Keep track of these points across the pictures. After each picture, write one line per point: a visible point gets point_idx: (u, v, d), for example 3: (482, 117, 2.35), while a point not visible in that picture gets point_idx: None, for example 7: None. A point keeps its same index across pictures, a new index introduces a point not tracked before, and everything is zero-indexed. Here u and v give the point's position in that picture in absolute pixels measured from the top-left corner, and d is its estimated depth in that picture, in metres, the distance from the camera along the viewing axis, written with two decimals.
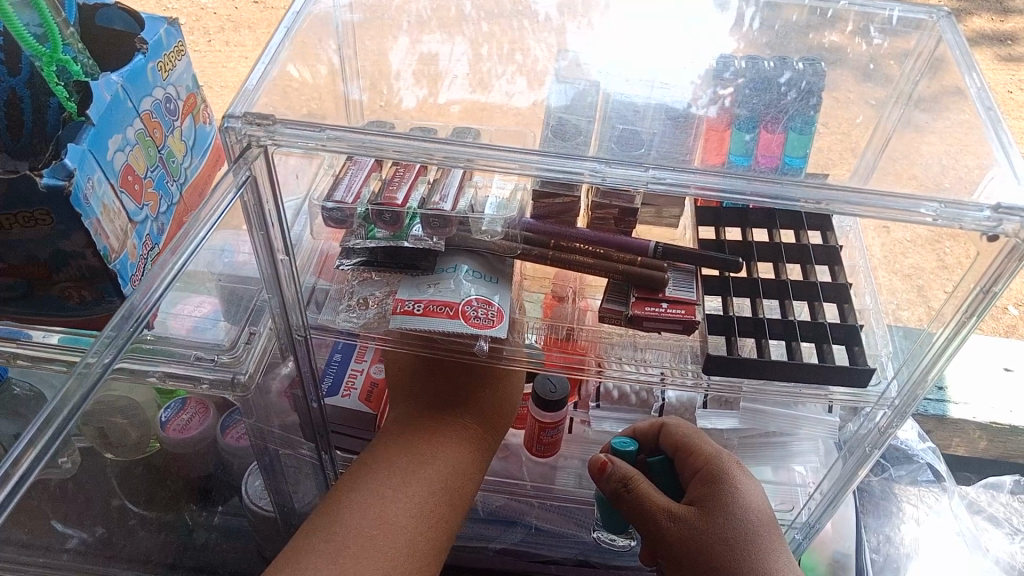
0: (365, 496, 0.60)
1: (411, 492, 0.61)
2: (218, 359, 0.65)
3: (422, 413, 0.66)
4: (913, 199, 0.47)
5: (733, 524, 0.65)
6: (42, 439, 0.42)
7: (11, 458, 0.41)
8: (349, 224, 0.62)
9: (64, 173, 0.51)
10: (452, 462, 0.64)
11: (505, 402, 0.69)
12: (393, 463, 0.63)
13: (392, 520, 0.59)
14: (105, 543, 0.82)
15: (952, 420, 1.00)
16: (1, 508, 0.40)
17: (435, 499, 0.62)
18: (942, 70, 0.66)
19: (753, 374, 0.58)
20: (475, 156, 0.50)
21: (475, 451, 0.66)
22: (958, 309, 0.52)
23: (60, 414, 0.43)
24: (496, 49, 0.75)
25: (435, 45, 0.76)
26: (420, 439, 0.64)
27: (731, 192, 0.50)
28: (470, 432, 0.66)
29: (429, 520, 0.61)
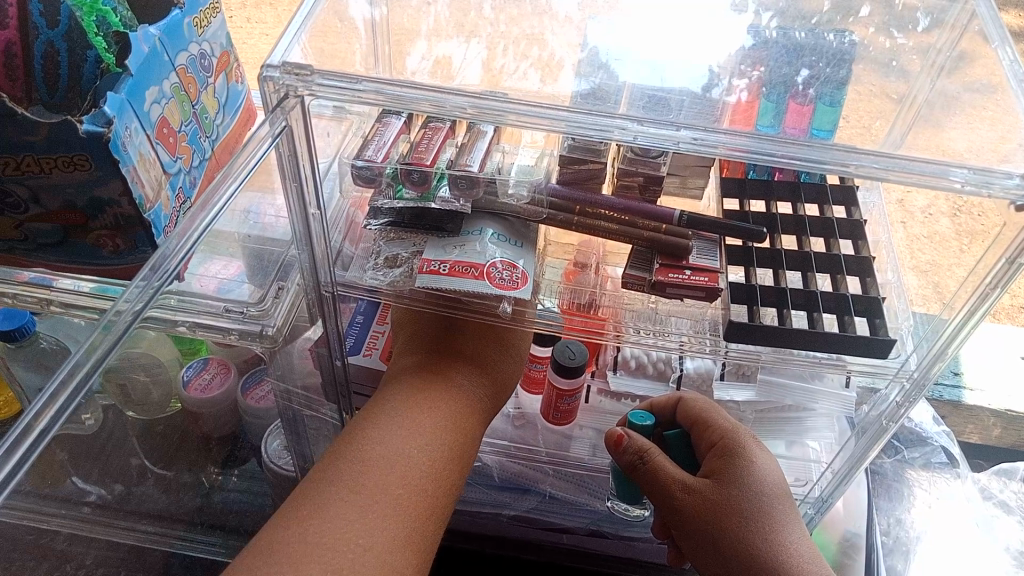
0: (388, 449, 0.59)
1: (430, 448, 0.61)
2: (247, 311, 0.66)
3: (438, 371, 0.66)
4: (943, 165, 0.47)
5: (754, 496, 0.65)
6: (67, 389, 0.44)
7: (34, 410, 0.42)
8: (377, 182, 0.62)
9: (103, 120, 0.52)
10: (464, 423, 0.64)
11: (511, 370, 0.70)
12: (411, 418, 0.62)
13: (415, 477, 0.59)
14: (123, 498, 0.81)
15: (966, 407, 1.00)
16: (26, 458, 0.42)
17: (451, 458, 0.62)
18: (970, 47, 0.66)
19: (773, 342, 0.59)
20: (508, 113, 0.51)
21: (481, 415, 0.67)
22: (981, 280, 0.52)
23: (86, 364, 0.44)
24: (511, 46, 0.75)
25: (450, 48, 0.75)
26: (437, 396, 0.64)
27: (760, 155, 0.50)
28: (480, 394, 0.67)
29: (445, 480, 0.61)
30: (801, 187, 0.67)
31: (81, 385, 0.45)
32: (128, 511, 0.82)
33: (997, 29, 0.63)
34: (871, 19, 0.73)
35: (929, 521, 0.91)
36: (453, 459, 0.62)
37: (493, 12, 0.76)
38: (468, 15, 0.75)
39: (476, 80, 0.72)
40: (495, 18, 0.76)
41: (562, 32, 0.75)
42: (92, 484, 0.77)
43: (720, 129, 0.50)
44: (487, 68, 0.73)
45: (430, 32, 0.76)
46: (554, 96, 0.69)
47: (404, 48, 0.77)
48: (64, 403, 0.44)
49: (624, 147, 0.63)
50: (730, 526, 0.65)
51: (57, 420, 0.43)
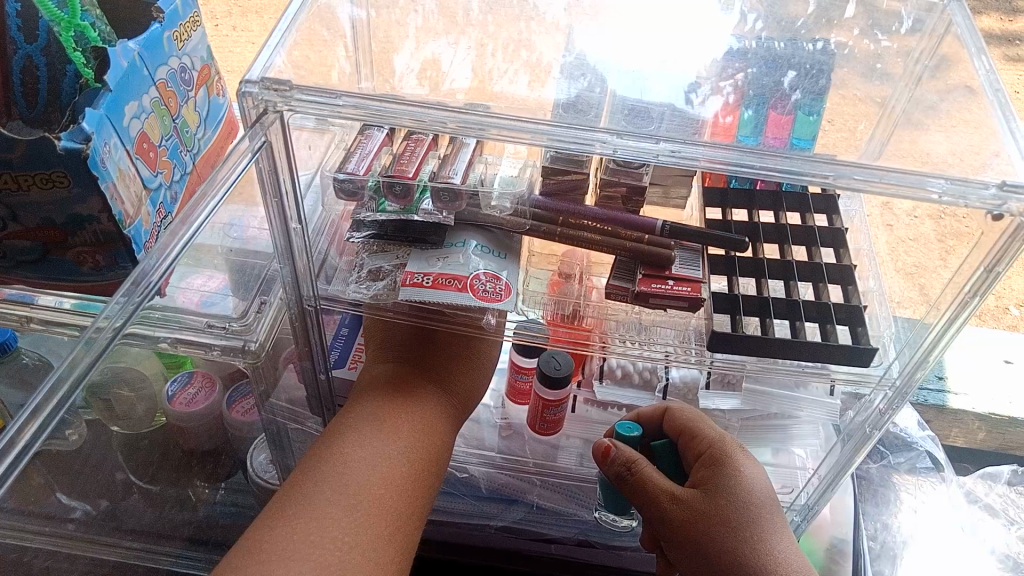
0: (369, 451, 0.59)
1: (410, 449, 0.61)
2: (229, 326, 0.65)
3: (414, 372, 0.66)
4: (921, 176, 0.48)
5: (740, 495, 0.66)
6: (47, 407, 0.43)
7: (15, 426, 0.42)
8: (360, 196, 0.62)
9: (82, 136, 0.51)
10: (440, 425, 0.65)
11: (483, 372, 0.71)
12: (390, 421, 0.62)
13: (397, 477, 0.59)
14: (109, 515, 0.81)
15: (951, 410, 1.01)
16: (4, 478, 0.42)
17: (430, 459, 0.62)
18: (948, 56, 0.67)
19: (756, 351, 0.59)
20: (490, 127, 0.51)
21: (455, 416, 0.67)
22: (962, 289, 0.53)
23: (65, 384, 0.44)
24: (500, 49, 0.74)
25: (439, 47, 0.75)
26: (414, 397, 0.65)
27: (741, 167, 0.50)
28: (453, 396, 0.68)
29: (424, 482, 0.61)
30: (783, 197, 0.67)
31: (61, 403, 0.44)
32: (114, 528, 0.81)
33: (973, 39, 0.64)
34: (856, 20, 0.74)
35: (916, 525, 0.91)
36: (431, 461, 0.63)
37: (482, 14, 0.75)
38: (458, 17, 0.75)
39: (465, 85, 0.72)
40: (484, 21, 0.75)
41: (552, 36, 0.75)
42: (75, 501, 0.77)
43: (700, 142, 0.51)
44: (476, 73, 0.73)
45: (417, 35, 0.75)
46: (540, 103, 0.70)
47: (390, 53, 0.77)
48: (45, 419, 0.43)
49: (607, 158, 0.63)
50: (716, 524, 0.65)
51: (38, 436, 0.43)
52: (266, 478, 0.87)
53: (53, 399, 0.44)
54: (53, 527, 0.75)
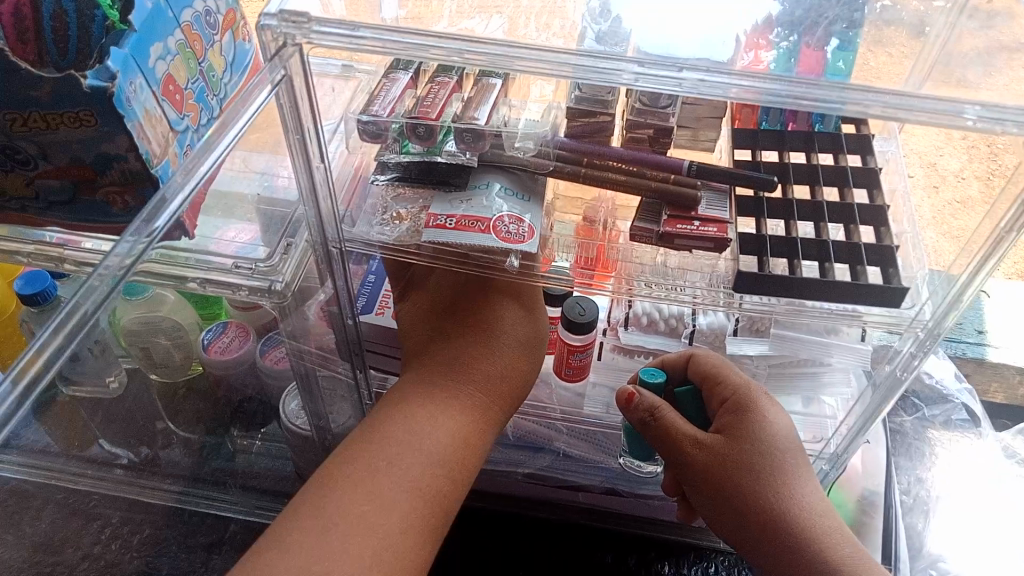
0: (357, 469, 0.60)
1: (404, 462, 0.61)
2: (256, 267, 0.65)
3: (432, 375, 0.67)
4: (956, 103, 0.46)
5: (745, 473, 0.65)
6: (64, 330, 0.45)
7: (33, 348, 0.44)
8: (383, 138, 0.61)
9: (107, 75, 0.52)
10: (454, 425, 0.64)
11: (521, 354, 0.69)
12: (387, 432, 0.62)
13: (382, 493, 0.59)
14: (150, 462, 0.90)
15: (991, 364, 0.99)
16: (19, 404, 0.43)
17: (434, 468, 0.62)
18: (1001, 5, 0.64)
19: (786, 292, 0.57)
20: (520, 59, 0.50)
21: (482, 414, 0.66)
22: (997, 224, 0.51)
23: (75, 315, 0.45)
24: (534, 19, 0.67)
25: (471, 23, 0.67)
26: (423, 401, 0.65)
27: (774, 95, 0.48)
28: (477, 400, 0.67)
29: (427, 492, 0.61)
30: (815, 136, 0.65)
31: (79, 327, 0.46)
32: (154, 473, 0.90)
33: None
34: None
35: (948, 480, 0.91)
36: (436, 469, 0.62)
37: None
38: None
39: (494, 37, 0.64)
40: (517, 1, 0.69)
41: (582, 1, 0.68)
42: (121, 448, 0.89)
43: (732, 71, 0.49)
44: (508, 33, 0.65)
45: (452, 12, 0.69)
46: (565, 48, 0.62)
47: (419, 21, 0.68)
48: (55, 345, 0.45)
49: (633, 98, 0.62)
50: (725, 487, 0.65)
51: (52, 359, 0.45)
52: (297, 424, 0.84)
53: (71, 325, 0.45)
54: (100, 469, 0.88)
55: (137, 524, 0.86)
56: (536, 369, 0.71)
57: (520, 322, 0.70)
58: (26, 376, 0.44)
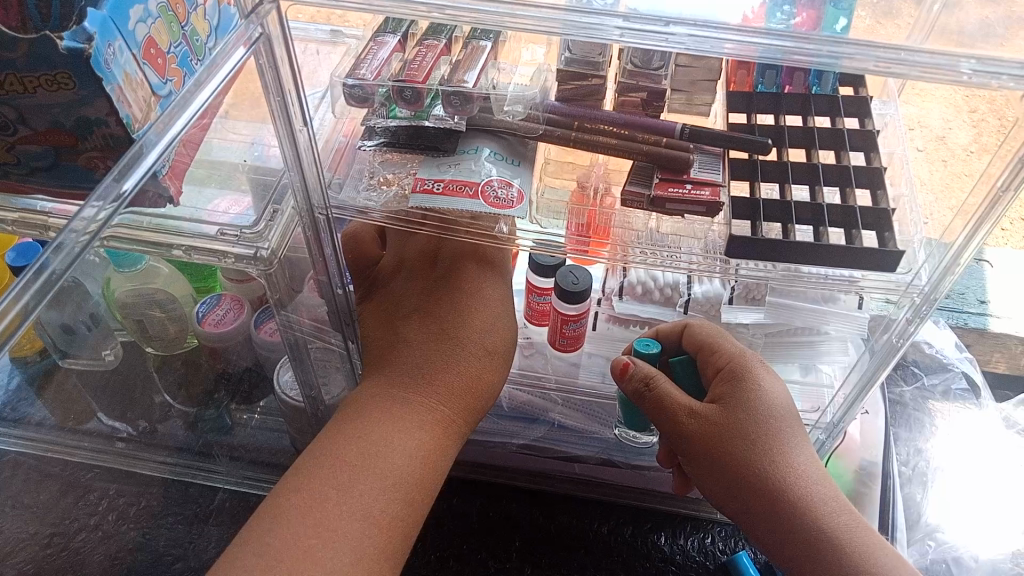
0: (308, 494, 0.58)
1: (358, 487, 0.59)
2: (242, 233, 0.64)
3: (393, 390, 0.66)
4: (952, 56, 0.45)
5: (744, 449, 0.64)
6: (34, 286, 0.45)
7: (4, 302, 0.45)
8: (370, 102, 0.60)
9: (84, 36, 0.51)
10: (413, 445, 0.63)
11: (483, 366, 0.68)
12: (342, 453, 0.61)
13: (332, 524, 0.57)
14: (148, 434, 0.90)
15: (992, 335, 0.97)
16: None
17: (391, 491, 0.60)
18: None
19: (778, 256, 0.56)
20: (506, 16, 0.49)
21: (443, 431, 0.65)
22: (994, 184, 0.50)
23: (47, 275, 0.46)
24: None
25: None
26: (382, 419, 0.64)
27: (768, 50, 0.47)
28: (435, 415, 0.65)
29: (383, 519, 0.59)
30: (812, 99, 0.63)
31: (51, 283, 0.46)
32: (150, 445, 0.89)
33: None
34: None
35: (946, 451, 0.90)
36: (392, 491, 0.60)
37: None
38: None
39: None
40: None
41: None
42: (119, 421, 0.89)
43: (725, 26, 0.48)
44: None
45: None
46: None
47: None
48: (26, 302, 0.45)
49: (625, 60, 0.61)
50: (718, 458, 0.65)
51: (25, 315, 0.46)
52: (290, 394, 0.83)
53: (43, 282, 0.46)
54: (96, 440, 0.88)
55: (133, 496, 0.86)
56: (502, 379, 0.70)
57: (489, 328, 0.69)
58: (4, 334, 0.45)
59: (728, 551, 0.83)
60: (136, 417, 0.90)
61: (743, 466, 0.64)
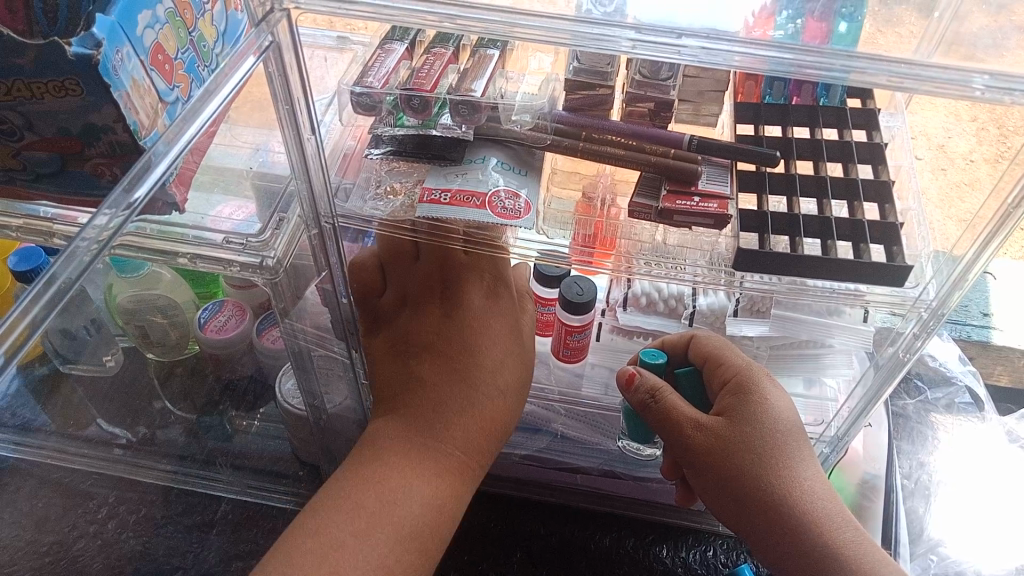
0: (324, 540, 0.60)
1: (375, 534, 0.61)
2: (248, 242, 0.63)
3: (412, 434, 0.67)
4: (963, 71, 0.45)
5: (754, 475, 0.64)
6: (46, 295, 0.45)
7: (13, 314, 0.44)
8: (378, 110, 0.60)
9: (92, 42, 0.51)
10: (432, 492, 0.64)
11: (503, 412, 0.69)
12: (360, 498, 0.62)
13: (350, 570, 0.59)
14: (148, 441, 0.90)
15: (995, 347, 0.97)
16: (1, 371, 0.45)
17: (405, 540, 0.62)
18: None
19: (786, 269, 0.56)
20: (517, 25, 0.49)
21: (458, 476, 0.66)
22: (1004, 199, 0.50)
23: (57, 284, 0.46)
24: None
25: None
26: (403, 466, 0.65)
27: (778, 63, 0.47)
28: (451, 462, 0.66)
29: (398, 566, 0.61)
30: (819, 110, 0.63)
31: (62, 291, 0.46)
32: (151, 452, 0.89)
33: None
34: None
35: (950, 464, 0.90)
36: (407, 539, 0.62)
37: None
38: None
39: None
40: None
41: None
42: (119, 427, 0.89)
43: (736, 38, 0.48)
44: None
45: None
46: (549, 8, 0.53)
47: None
48: (36, 313, 0.45)
49: (633, 70, 0.61)
50: (728, 480, 0.65)
51: (35, 325, 0.46)
52: (292, 403, 0.83)
53: (54, 291, 0.46)
54: (95, 449, 0.88)
55: (134, 504, 0.86)
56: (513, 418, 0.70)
57: (503, 368, 0.69)
58: (12, 348, 0.45)
59: (729, 564, 0.82)
60: (138, 424, 0.90)
61: (760, 491, 0.63)
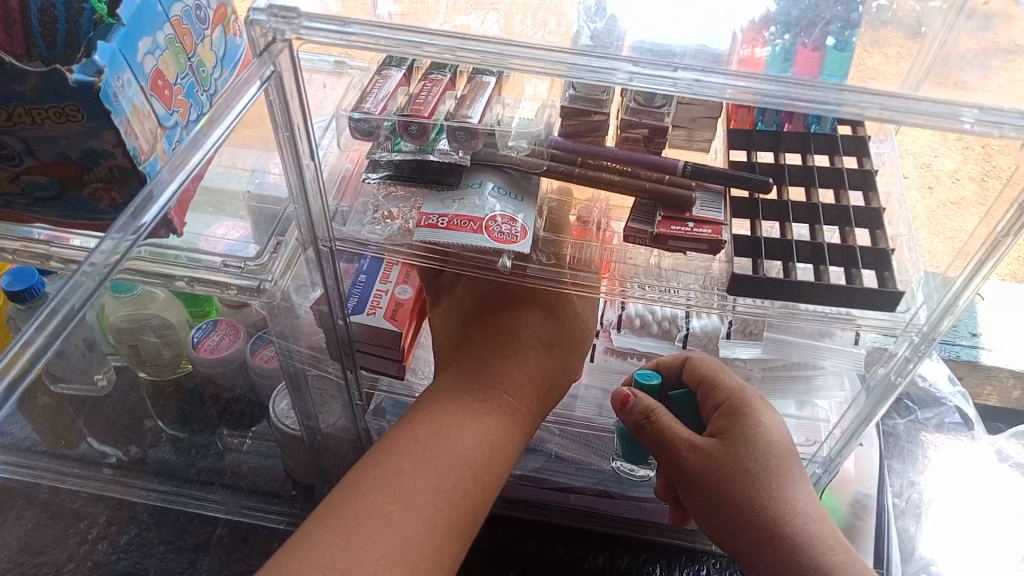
0: (384, 470, 0.62)
1: (432, 465, 0.63)
2: (245, 266, 0.64)
3: (468, 381, 0.68)
4: (953, 105, 0.46)
5: (752, 461, 0.65)
6: (51, 324, 0.46)
7: (21, 341, 0.45)
8: (376, 136, 0.61)
9: (93, 69, 0.51)
10: (486, 429, 0.66)
11: (557, 359, 0.70)
12: (418, 432, 0.65)
13: (408, 497, 0.60)
14: (140, 460, 0.89)
15: (984, 367, 0.98)
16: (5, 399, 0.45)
17: (463, 470, 0.63)
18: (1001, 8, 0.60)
19: (779, 294, 0.57)
20: (515, 58, 0.49)
21: (515, 418, 0.68)
22: (994, 227, 0.51)
23: (61, 311, 0.46)
24: (529, 16, 0.60)
25: (467, 19, 0.58)
26: (457, 408, 0.67)
27: (770, 97, 0.48)
28: (507, 406, 0.68)
29: (457, 497, 0.62)
30: (811, 137, 0.64)
31: (68, 319, 0.46)
32: (143, 472, 0.89)
33: None
34: None
35: (940, 484, 0.91)
36: (465, 469, 0.63)
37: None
38: None
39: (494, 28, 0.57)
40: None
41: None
42: (109, 446, 0.88)
43: (729, 72, 0.49)
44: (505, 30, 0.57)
45: (448, 7, 0.59)
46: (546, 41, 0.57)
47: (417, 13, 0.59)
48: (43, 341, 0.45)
49: (628, 97, 0.61)
50: (727, 489, 0.65)
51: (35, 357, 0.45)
52: (287, 424, 0.83)
53: (60, 320, 0.46)
54: (85, 469, 0.88)
55: (123, 524, 0.87)
56: (570, 368, 0.71)
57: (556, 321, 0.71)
58: (15, 376, 0.45)
59: None
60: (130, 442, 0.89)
61: (755, 510, 0.64)
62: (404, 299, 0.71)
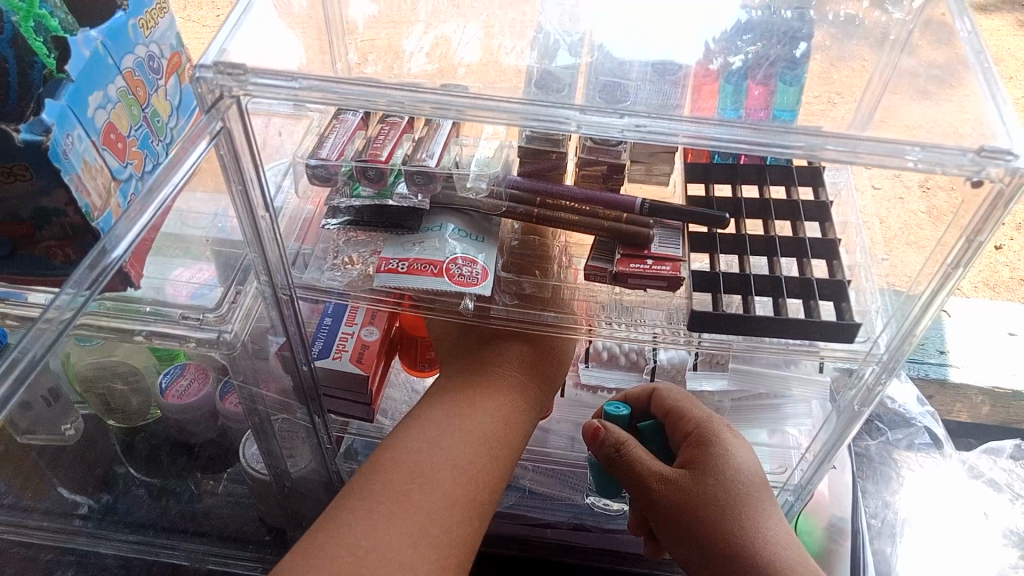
0: (399, 451, 0.62)
1: (444, 441, 0.63)
2: (205, 317, 0.64)
3: (472, 362, 0.68)
4: (897, 144, 0.46)
5: (723, 482, 0.65)
6: (4, 384, 0.45)
7: None
8: (333, 181, 0.62)
9: (42, 128, 0.51)
10: (497, 405, 0.66)
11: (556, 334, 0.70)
12: (430, 414, 0.65)
13: (423, 473, 0.61)
14: (110, 508, 0.88)
15: (952, 385, 0.99)
16: None
17: (476, 445, 0.63)
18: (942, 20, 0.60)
19: (739, 329, 0.57)
20: (466, 107, 0.49)
21: (524, 392, 0.67)
22: (944, 259, 0.51)
23: (15, 370, 0.45)
24: (507, 28, 0.71)
25: (448, 29, 0.72)
26: (464, 387, 0.67)
27: (718, 141, 0.48)
28: (515, 382, 0.67)
29: (473, 471, 0.62)
30: (767, 169, 0.65)
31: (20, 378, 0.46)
32: (112, 521, 0.87)
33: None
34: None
35: (914, 504, 0.91)
36: (478, 444, 0.63)
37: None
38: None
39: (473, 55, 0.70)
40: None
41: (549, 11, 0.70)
42: (80, 495, 0.85)
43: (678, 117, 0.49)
44: (485, 50, 0.70)
45: (427, 15, 0.72)
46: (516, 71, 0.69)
47: (400, 38, 0.73)
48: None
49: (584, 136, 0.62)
50: (698, 510, 0.64)
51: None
52: (256, 468, 0.83)
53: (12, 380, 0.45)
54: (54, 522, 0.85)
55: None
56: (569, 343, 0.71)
57: None
58: None
59: None
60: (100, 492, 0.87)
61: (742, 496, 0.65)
62: (370, 340, 0.71)
